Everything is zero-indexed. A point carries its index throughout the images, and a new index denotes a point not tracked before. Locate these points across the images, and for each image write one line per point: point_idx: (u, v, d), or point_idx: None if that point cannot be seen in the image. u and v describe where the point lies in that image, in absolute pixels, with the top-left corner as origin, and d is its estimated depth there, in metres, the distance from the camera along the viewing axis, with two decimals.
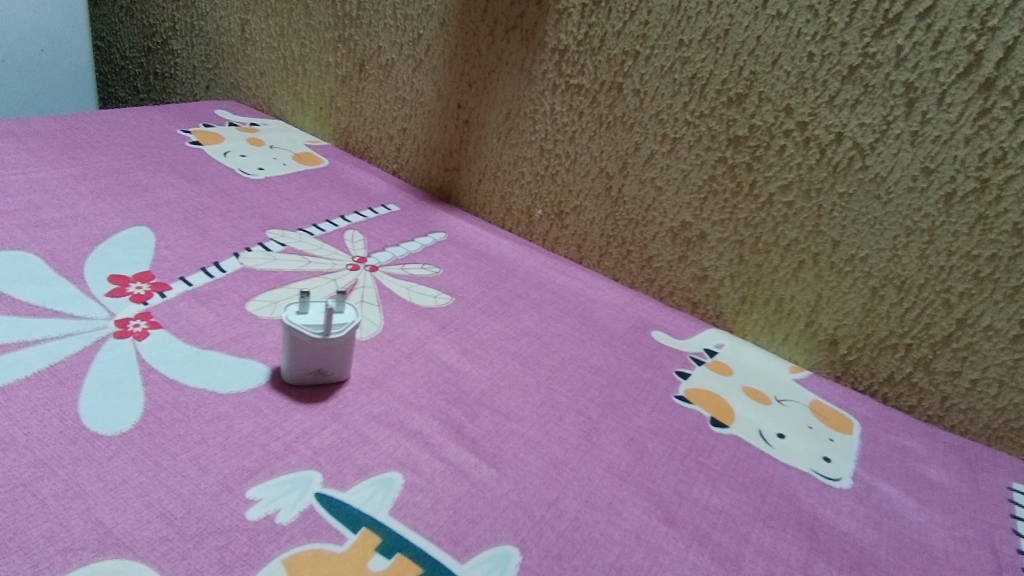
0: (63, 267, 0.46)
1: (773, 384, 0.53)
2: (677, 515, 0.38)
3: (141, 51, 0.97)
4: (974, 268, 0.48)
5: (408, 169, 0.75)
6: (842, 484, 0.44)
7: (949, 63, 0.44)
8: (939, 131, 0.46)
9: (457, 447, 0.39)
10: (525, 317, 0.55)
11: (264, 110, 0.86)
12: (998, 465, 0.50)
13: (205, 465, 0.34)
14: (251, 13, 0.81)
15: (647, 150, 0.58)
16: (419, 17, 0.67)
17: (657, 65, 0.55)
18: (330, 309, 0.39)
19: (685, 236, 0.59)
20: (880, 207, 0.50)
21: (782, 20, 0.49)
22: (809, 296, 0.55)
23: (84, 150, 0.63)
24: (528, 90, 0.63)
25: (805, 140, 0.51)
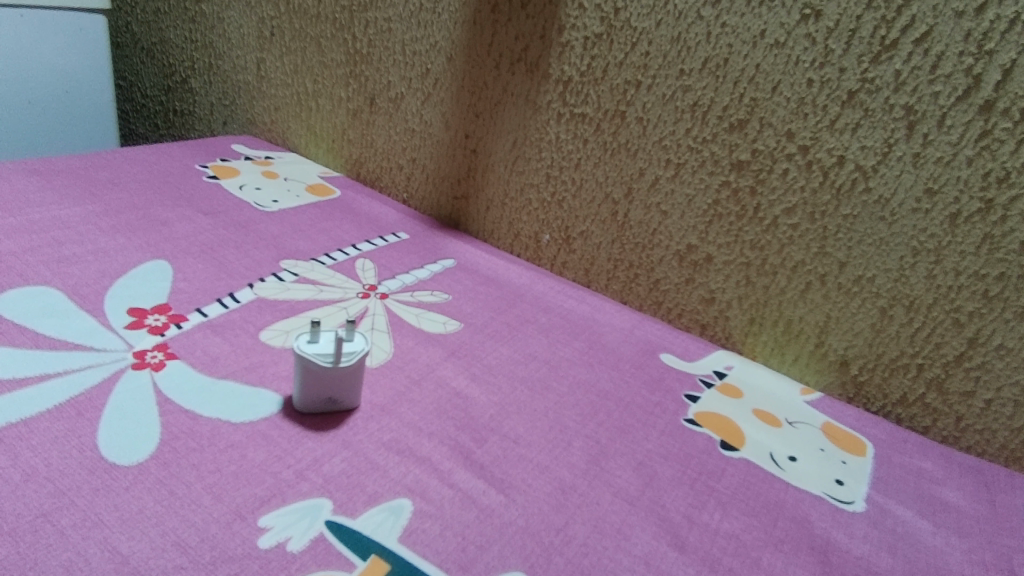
0: (84, 301, 0.48)
1: (783, 406, 0.53)
2: (687, 540, 0.38)
3: (161, 89, 1.00)
4: (983, 287, 0.48)
5: (418, 198, 0.77)
6: (855, 507, 0.44)
7: (947, 86, 0.45)
8: (941, 152, 0.46)
9: (466, 472, 0.40)
10: (533, 342, 0.55)
11: (279, 143, 0.88)
12: (1016, 487, 0.49)
13: (219, 494, 0.35)
14: (266, 52, 0.84)
15: (651, 175, 0.59)
16: (427, 52, 0.69)
17: (659, 93, 0.56)
18: (339, 339, 0.39)
19: (691, 259, 0.60)
20: (885, 228, 0.50)
21: (781, 48, 0.50)
22: (818, 316, 0.55)
23: (105, 187, 0.65)
24: (534, 119, 0.64)
25: (808, 163, 0.51)
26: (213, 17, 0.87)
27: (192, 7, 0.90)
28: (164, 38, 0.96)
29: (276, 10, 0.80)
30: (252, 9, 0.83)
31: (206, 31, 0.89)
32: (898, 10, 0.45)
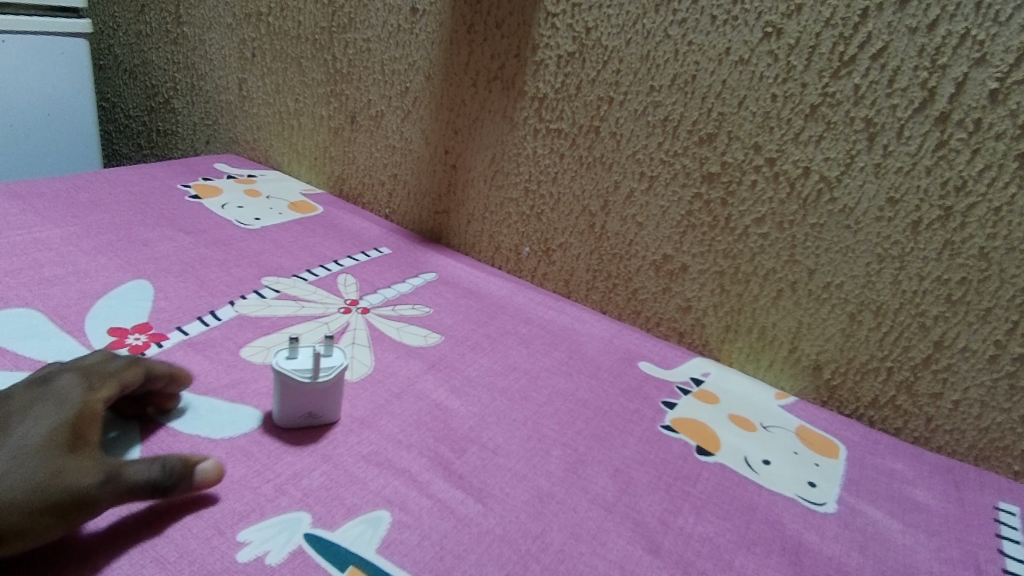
0: (65, 322, 0.48)
1: (759, 412, 0.54)
2: (662, 544, 0.39)
3: (144, 110, 1.01)
4: (946, 292, 0.49)
5: (400, 214, 0.78)
6: (826, 508, 0.45)
7: (904, 99, 0.47)
8: (901, 162, 0.48)
9: (445, 483, 0.40)
10: (513, 353, 0.56)
11: (262, 162, 0.89)
12: (985, 485, 0.50)
13: (198, 510, 0.35)
14: (248, 72, 0.85)
15: (626, 188, 0.61)
16: (406, 71, 0.71)
17: (631, 109, 0.58)
18: (317, 354, 0.40)
19: (667, 269, 0.61)
20: (851, 236, 0.52)
21: (745, 64, 0.52)
22: (790, 323, 0.57)
23: (87, 208, 0.66)
24: (511, 135, 0.66)
25: (775, 175, 0.53)
26: (195, 38, 0.89)
27: (174, 29, 0.91)
28: (146, 60, 0.96)
29: (256, 31, 0.81)
30: (233, 31, 0.84)
31: (188, 52, 0.90)
32: (854, 27, 0.47)
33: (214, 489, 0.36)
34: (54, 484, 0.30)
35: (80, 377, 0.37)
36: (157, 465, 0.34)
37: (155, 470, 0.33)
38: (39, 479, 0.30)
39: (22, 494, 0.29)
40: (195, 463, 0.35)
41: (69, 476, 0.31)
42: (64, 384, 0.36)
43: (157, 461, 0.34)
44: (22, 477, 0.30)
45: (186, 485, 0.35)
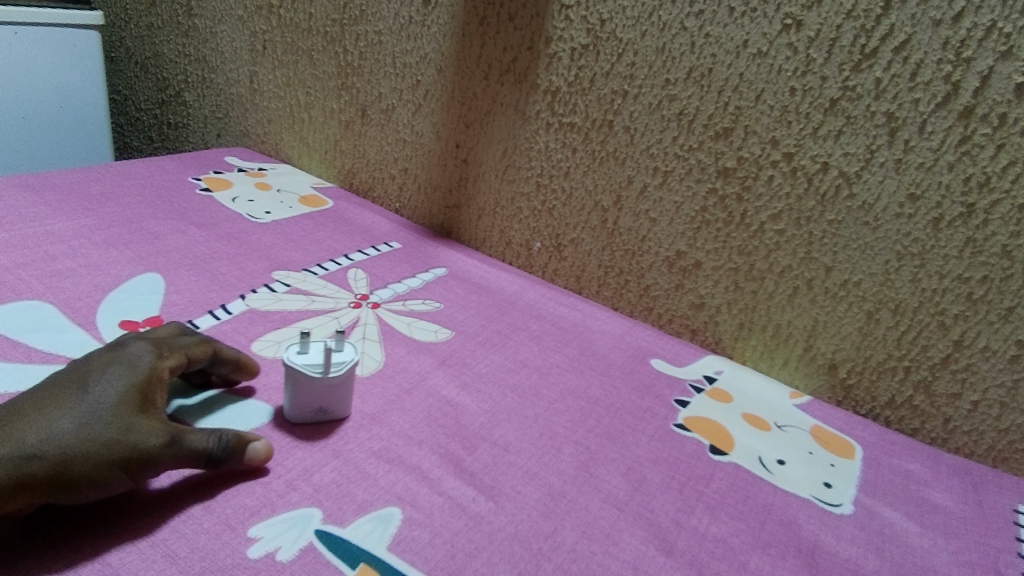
0: (76, 314, 0.48)
1: (773, 411, 0.54)
2: (675, 544, 0.39)
3: (155, 103, 1.01)
4: (967, 290, 0.48)
5: (411, 208, 0.78)
6: (842, 510, 0.44)
7: (927, 93, 0.46)
8: (922, 158, 0.47)
9: (456, 480, 0.40)
10: (524, 349, 0.56)
11: (272, 155, 0.89)
12: (1004, 487, 0.49)
13: (209, 505, 0.35)
14: (258, 65, 0.84)
15: (639, 183, 0.60)
16: (417, 64, 0.70)
17: (645, 103, 0.57)
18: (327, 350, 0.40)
19: (680, 266, 0.60)
20: (870, 233, 0.51)
21: (763, 57, 0.51)
22: (805, 321, 0.56)
23: (98, 201, 0.66)
24: (523, 129, 0.65)
25: (792, 170, 0.52)
26: (206, 31, 0.88)
27: (185, 21, 0.90)
28: (157, 52, 0.96)
29: (267, 23, 0.81)
30: (244, 23, 0.83)
31: (199, 45, 0.90)
32: (876, 19, 0.46)
33: (262, 468, 0.38)
34: (123, 440, 0.32)
35: (152, 346, 0.39)
36: (215, 437, 0.36)
37: (212, 442, 0.35)
38: (111, 434, 0.32)
39: (95, 445, 0.32)
40: (248, 440, 0.37)
41: (137, 434, 0.33)
42: (138, 349, 0.38)
43: (214, 433, 0.36)
44: (97, 429, 0.32)
45: (237, 459, 0.36)
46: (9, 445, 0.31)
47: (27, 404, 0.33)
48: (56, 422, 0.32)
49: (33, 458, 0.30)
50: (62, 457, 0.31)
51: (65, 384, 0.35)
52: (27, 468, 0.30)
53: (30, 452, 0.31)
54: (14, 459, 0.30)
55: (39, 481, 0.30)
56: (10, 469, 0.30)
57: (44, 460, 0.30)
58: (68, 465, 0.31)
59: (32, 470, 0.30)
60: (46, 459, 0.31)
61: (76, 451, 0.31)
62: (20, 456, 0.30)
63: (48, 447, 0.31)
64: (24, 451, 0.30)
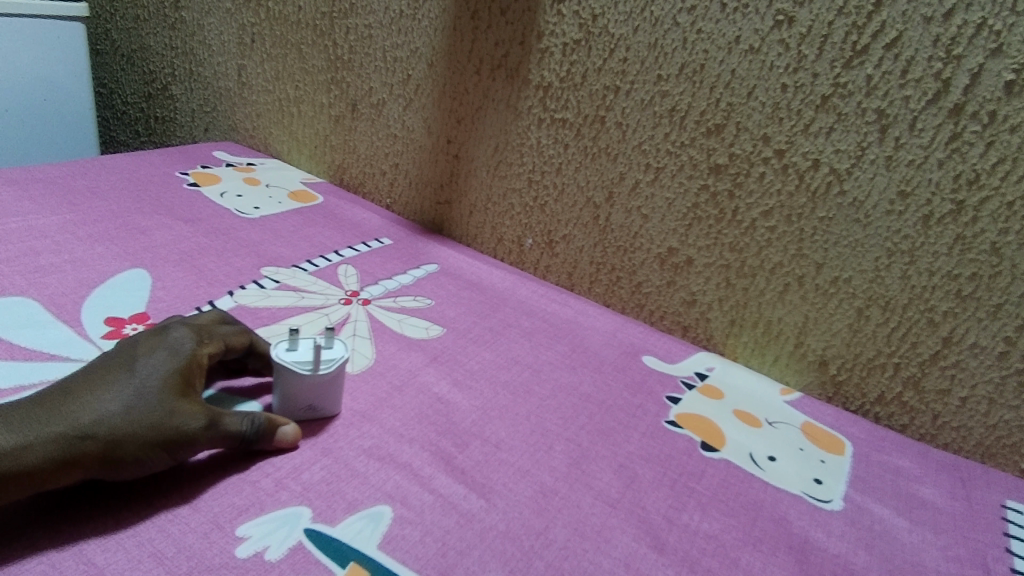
0: (61, 311, 0.47)
1: (764, 407, 0.54)
2: (667, 541, 0.39)
3: (142, 96, 1.00)
4: (957, 287, 0.49)
5: (401, 204, 0.77)
6: (832, 506, 0.44)
7: (918, 90, 0.46)
8: (913, 155, 0.47)
9: (447, 478, 0.40)
10: (516, 346, 0.56)
11: (261, 150, 0.88)
12: (992, 483, 0.49)
13: (197, 504, 0.35)
14: (247, 58, 0.83)
15: (631, 179, 0.60)
16: (408, 58, 0.70)
17: (638, 98, 0.57)
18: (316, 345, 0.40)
19: (672, 262, 0.60)
20: (860, 230, 0.51)
21: (755, 53, 0.51)
22: (796, 317, 0.56)
23: (84, 195, 0.65)
24: (515, 125, 0.64)
25: (783, 167, 0.52)
26: (193, 23, 0.87)
27: (172, 14, 0.89)
28: (144, 45, 0.95)
29: (256, 16, 0.80)
30: (232, 16, 0.82)
31: (186, 38, 0.89)
32: (868, 15, 0.46)
33: (292, 449, 0.39)
34: (167, 422, 0.34)
35: (193, 330, 0.40)
36: (249, 420, 0.37)
37: (246, 424, 0.37)
38: (155, 416, 0.34)
39: (141, 427, 0.33)
40: (279, 423, 0.39)
41: (179, 417, 0.35)
42: (180, 333, 0.39)
43: (249, 415, 0.38)
44: (143, 412, 0.34)
45: (269, 441, 0.38)
46: (63, 424, 0.33)
47: (77, 385, 0.35)
48: (106, 403, 0.34)
49: (84, 437, 0.32)
50: (110, 438, 0.33)
51: (112, 366, 0.36)
52: (79, 446, 0.32)
53: (83, 431, 0.33)
54: (69, 437, 0.32)
55: (90, 458, 0.32)
56: (64, 447, 0.32)
57: (95, 440, 0.32)
58: (115, 445, 0.33)
59: (84, 449, 0.32)
60: (96, 439, 0.33)
61: (122, 433, 0.33)
62: (73, 434, 0.32)
63: (97, 428, 0.33)
64: (76, 430, 0.32)
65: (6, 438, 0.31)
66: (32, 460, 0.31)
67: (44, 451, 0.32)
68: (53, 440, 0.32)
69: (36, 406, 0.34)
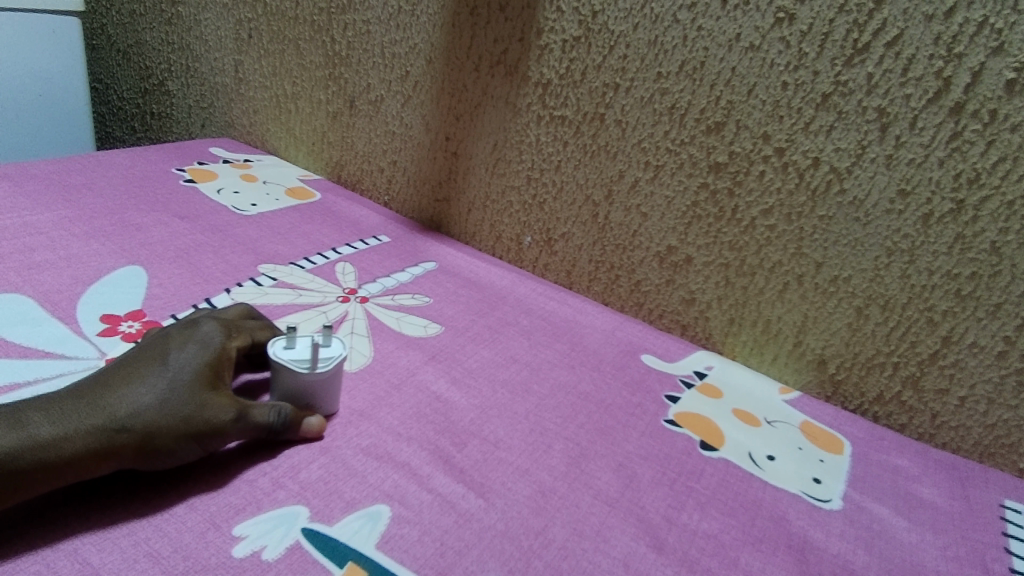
0: (56, 308, 0.47)
1: (763, 406, 0.54)
2: (666, 541, 0.38)
3: (138, 92, 0.99)
4: (956, 286, 0.48)
5: (399, 201, 0.77)
6: (832, 505, 0.44)
7: (919, 88, 0.46)
8: (913, 154, 0.47)
9: (446, 477, 0.39)
10: (514, 344, 0.55)
11: (258, 146, 0.88)
12: (990, 482, 0.49)
13: (192, 503, 0.34)
14: (244, 54, 0.83)
15: (631, 177, 0.60)
16: (406, 55, 0.69)
17: (638, 96, 0.57)
18: (315, 344, 0.40)
19: (671, 261, 0.60)
20: (860, 228, 0.51)
21: (756, 51, 0.51)
22: (795, 316, 0.56)
23: (79, 192, 0.64)
24: (513, 122, 0.64)
25: (783, 165, 0.52)
26: (190, 19, 0.87)
27: (168, 9, 0.89)
28: (139, 40, 0.94)
29: (253, 11, 0.79)
30: (229, 11, 0.82)
31: (182, 33, 0.88)
32: (869, 13, 0.46)
33: (315, 438, 0.40)
34: (200, 414, 0.35)
35: (221, 324, 0.41)
36: (275, 410, 0.38)
37: (273, 415, 0.38)
38: (189, 408, 0.35)
39: (176, 418, 0.34)
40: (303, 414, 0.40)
41: (210, 410, 0.35)
42: (209, 327, 0.40)
43: (276, 406, 0.38)
44: (177, 403, 0.34)
45: (293, 431, 0.39)
46: (101, 415, 0.33)
47: (111, 377, 0.36)
48: (141, 396, 0.34)
49: (121, 429, 0.33)
50: (146, 429, 0.33)
51: (145, 359, 0.37)
52: (116, 438, 0.33)
53: (119, 424, 0.33)
54: (106, 430, 0.33)
55: (126, 450, 0.33)
56: (102, 438, 0.32)
57: (132, 432, 0.33)
58: (151, 437, 0.33)
59: (121, 440, 0.33)
60: (133, 430, 0.33)
61: (158, 425, 0.33)
62: (111, 426, 0.33)
63: (134, 419, 0.33)
64: (114, 422, 0.33)
65: (45, 429, 0.32)
66: (70, 451, 0.32)
67: (83, 442, 0.32)
68: (92, 431, 0.32)
69: (71, 397, 0.34)
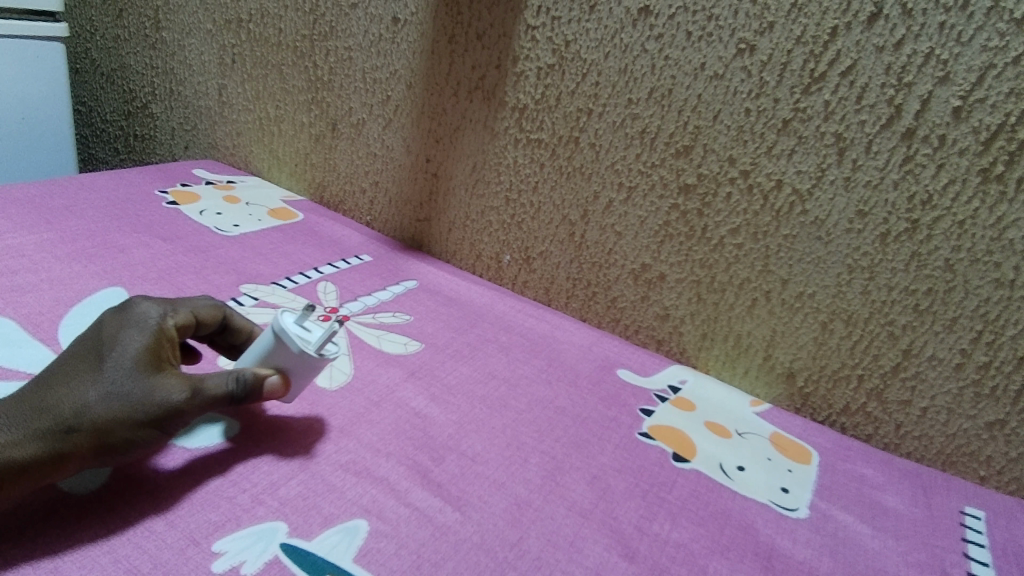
0: (37, 330, 0.48)
1: (734, 419, 0.55)
2: (637, 550, 0.40)
3: (121, 114, 1.00)
4: (914, 301, 0.51)
5: (381, 221, 0.78)
6: (798, 514, 0.46)
7: (872, 115, 0.48)
8: (869, 176, 0.50)
9: (423, 491, 0.40)
10: (492, 360, 0.57)
11: (241, 168, 0.89)
12: (952, 490, 0.51)
13: (173, 520, 0.35)
14: (227, 78, 0.84)
15: (605, 198, 0.62)
16: (387, 80, 0.71)
17: (609, 120, 0.59)
18: (330, 331, 0.41)
19: (645, 278, 0.62)
20: (822, 247, 0.53)
21: (719, 79, 0.53)
22: (764, 331, 0.58)
23: (61, 214, 0.65)
24: (492, 145, 0.66)
25: (749, 187, 0.54)
26: (174, 44, 0.88)
27: (152, 34, 0.90)
28: (124, 65, 0.96)
29: (237, 37, 0.81)
30: (213, 37, 0.83)
31: (166, 58, 0.90)
32: (824, 44, 0.49)
33: (281, 395, 0.41)
34: (152, 400, 0.35)
35: (156, 304, 0.40)
36: (234, 378, 0.38)
37: (231, 384, 0.38)
38: (139, 396, 0.34)
39: (126, 409, 0.34)
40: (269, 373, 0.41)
41: (161, 394, 0.35)
42: (143, 309, 0.39)
43: (234, 373, 0.39)
44: (123, 394, 0.34)
45: (258, 393, 0.40)
46: (47, 418, 0.33)
47: (52, 375, 0.35)
48: (84, 392, 0.34)
49: (71, 429, 0.33)
50: (97, 426, 0.33)
51: (84, 353, 0.36)
52: (68, 439, 0.33)
53: (68, 424, 0.33)
54: (56, 433, 0.33)
55: (81, 449, 0.33)
56: (54, 441, 0.32)
57: (83, 430, 0.33)
58: (104, 432, 0.33)
59: (73, 441, 0.33)
60: (84, 428, 0.33)
61: (108, 418, 0.33)
62: (59, 428, 0.33)
63: (81, 418, 0.33)
64: (61, 423, 0.33)
65: None
66: (23, 458, 0.32)
67: (35, 447, 0.32)
68: (41, 435, 0.32)
69: (15, 402, 0.33)
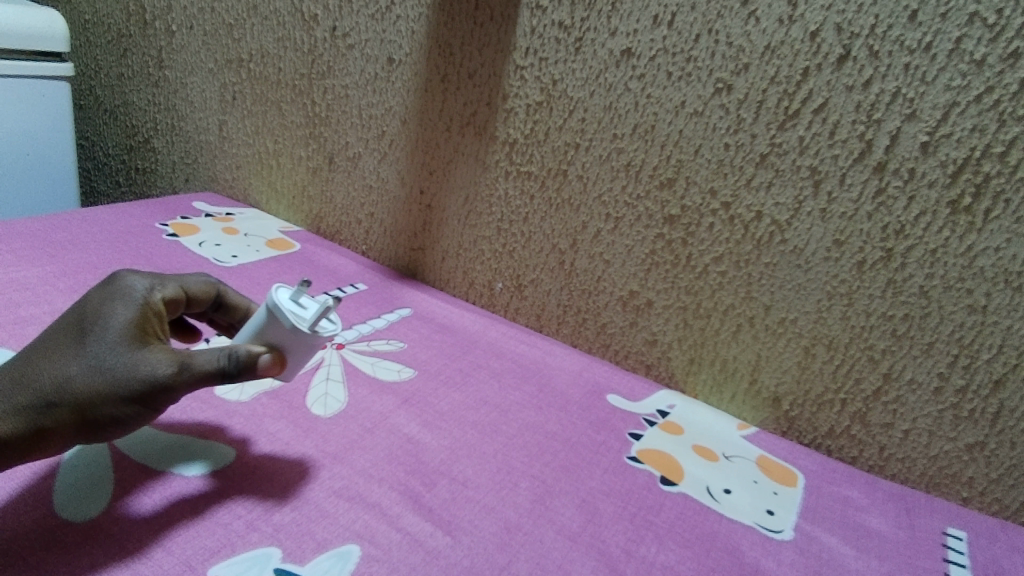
0: None
1: (721, 442, 0.57)
2: (624, 572, 0.41)
3: (123, 148, 1.02)
4: (892, 326, 0.53)
5: (377, 250, 0.80)
6: (783, 536, 0.47)
7: (844, 150, 0.51)
8: (844, 208, 0.52)
9: (415, 516, 0.41)
10: (484, 386, 0.58)
11: (240, 199, 0.91)
12: (935, 511, 0.52)
13: (170, 546, 0.36)
14: (228, 114, 0.87)
15: (593, 228, 0.64)
16: (382, 116, 0.74)
17: (596, 154, 0.61)
18: (324, 306, 0.41)
19: (633, 304, 0.64)
20: (802, 274, 0.55)
21: (699, 116, 0.56)
22: (749, 356, 0.59)
23: (63, 247, 0.67)
24: (483, 177, 0.68)
25: (730, 218, 0.56)
26: (176, 81, 0.91)
27: (155, 73, 0.93)
28: (127, 101, 0.98)
29: (238, 76, 0.84)
30: (214, 75, 0.86)
31: (168, 95, 0.92)
32: (797, 84, 0.51)
33: (277, 373, 0.41)
34: (135, 374, 0.35)
35: (144, 278, 0.41)
36: (228, 355, 0.38)
37: (223, 360, 0.38)
38: (121, 370, 0.35)
39: (107, 384, 0.35)
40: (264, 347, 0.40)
41: (145, 368, 0.36)
42: (129, 281, 0.40)
43: (227, 350, 0.38)
44: (105, 369, 0.35)
45: (253, 372, 0.39)
46: (30, 392, 0.34)
47: (39, 349, 0.36)
48: (67, 366, 0.35)
49: (52, 403, 0.34)
50: (77, 400, 0.35)
51: (70, 326, 0.37)
52: (50, 413, 0.34)
53: (49, 399, 0.34)
54: (37, 408, 0.34)
55: (63, 424, 0.35)
56: (36, 416, 0.34)
57: (65, 404, 0.34)
58: (84, 407, 0.35)
59: (55, 415, 0.34)
60: (63, 403, 0.34)
61: (87, 392, 0.35)
62: (41, 402, 0.34)
63: (62, 392, 0.35)
64: (44, 398, 0.34)
65: None
66: (6, 432, 0.34)
67: (18, 420, 0.34)
68: (24, 410, 0.34)
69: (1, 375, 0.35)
